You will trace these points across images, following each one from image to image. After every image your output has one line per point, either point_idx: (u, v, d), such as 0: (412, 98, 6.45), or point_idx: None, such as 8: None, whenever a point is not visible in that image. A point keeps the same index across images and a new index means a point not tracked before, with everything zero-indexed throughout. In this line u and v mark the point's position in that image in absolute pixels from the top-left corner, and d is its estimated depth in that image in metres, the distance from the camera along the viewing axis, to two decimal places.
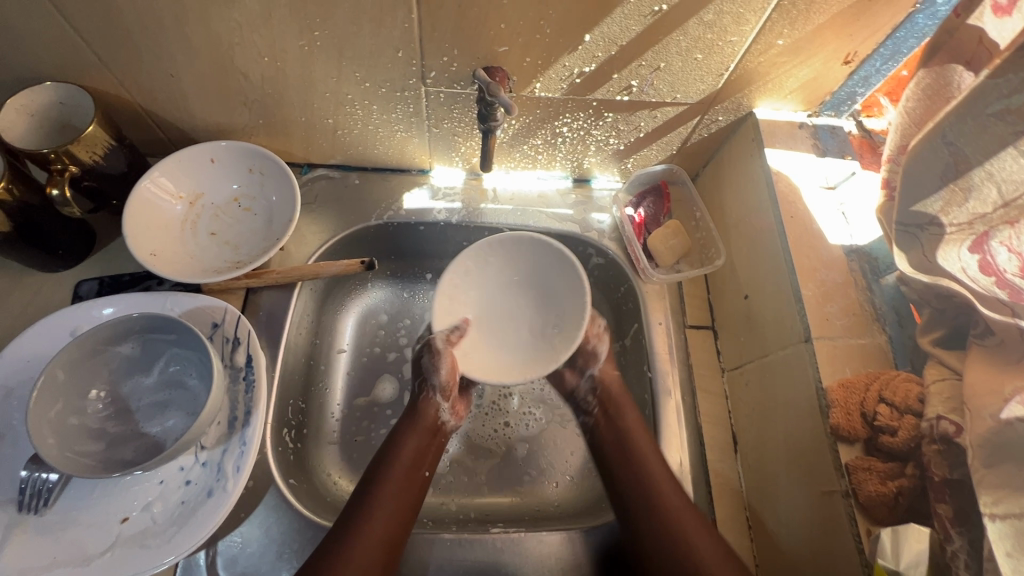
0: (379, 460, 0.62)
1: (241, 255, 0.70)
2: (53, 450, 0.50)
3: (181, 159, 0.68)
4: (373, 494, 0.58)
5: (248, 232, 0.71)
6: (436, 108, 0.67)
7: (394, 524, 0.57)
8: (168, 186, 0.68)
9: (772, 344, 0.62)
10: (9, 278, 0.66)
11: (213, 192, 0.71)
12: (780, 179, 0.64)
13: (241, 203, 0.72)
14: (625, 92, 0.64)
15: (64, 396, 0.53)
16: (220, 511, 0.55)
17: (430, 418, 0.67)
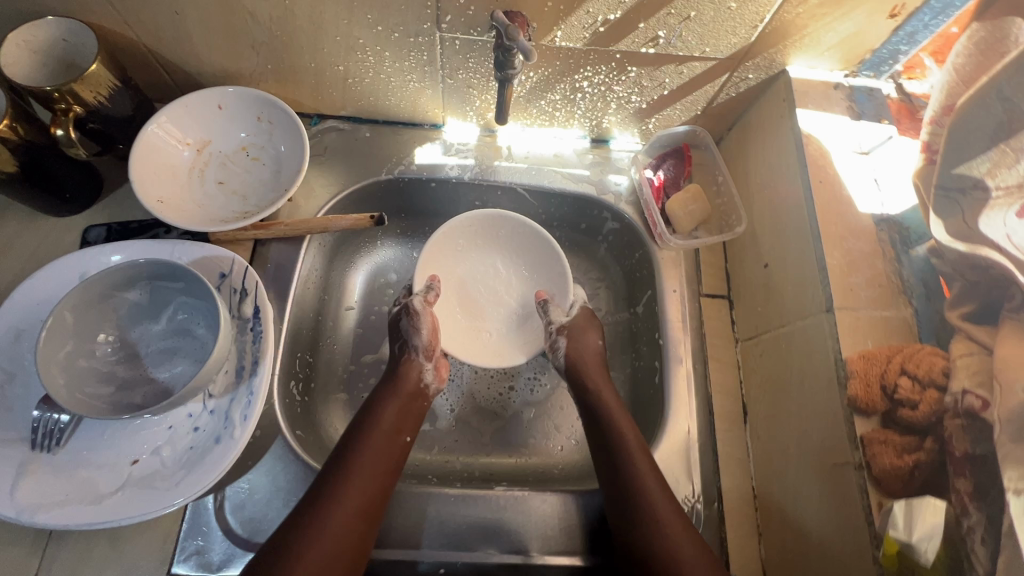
0: (358, 425, 0.61)
1: (249, 205, 0.69)
2: (61, 391, 0.50)
3: (188, 104, 0.67)
4: (354, 460, 0.57)
5: (256, 182, 0.70)
6: (452, 56, 0.64)
7: (372, 492, 0.56)
8: (174, 132, 0.67)
9: (791, 313, 0.60)
10: (21, 220, 0.66)
11: (221, 140, 0.70)
12: (810, 141, 0.61)
13: (249, 152, 0.70)
14: (651, 44, 0.61)
15: (73, 338, 0.53)
16: (228, 458, 0.55)
17: (411, 385, 0.66)
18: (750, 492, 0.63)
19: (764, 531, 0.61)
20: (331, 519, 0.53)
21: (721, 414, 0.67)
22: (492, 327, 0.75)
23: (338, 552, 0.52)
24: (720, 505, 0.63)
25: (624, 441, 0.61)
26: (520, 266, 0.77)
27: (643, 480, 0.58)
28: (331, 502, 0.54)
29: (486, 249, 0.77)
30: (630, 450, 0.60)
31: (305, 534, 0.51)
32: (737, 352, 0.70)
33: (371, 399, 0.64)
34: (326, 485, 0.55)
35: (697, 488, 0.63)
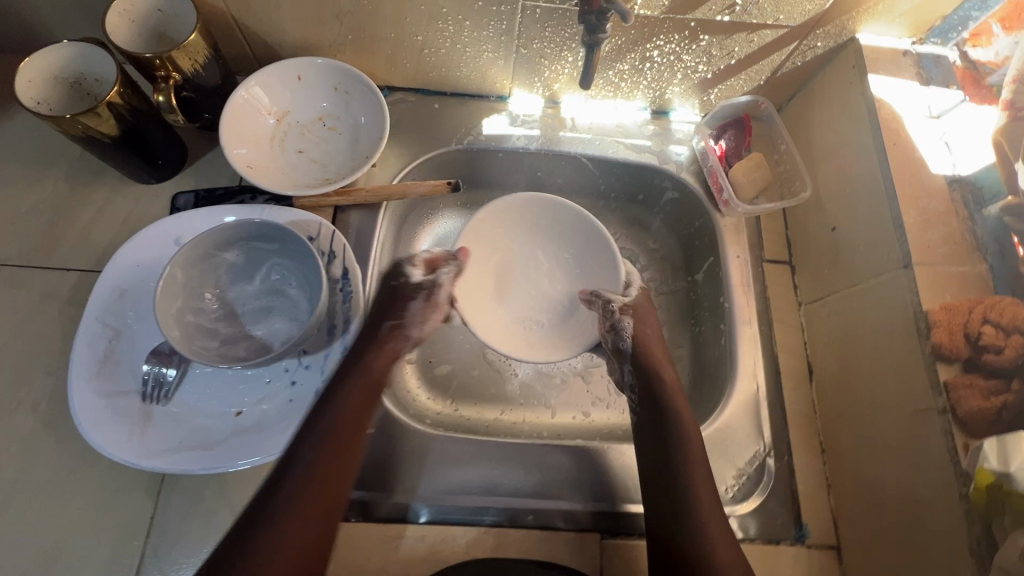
0: (323, 400, 0.58)
1: (329, 173, 0.71)
2: (179, 342, 0.54)
3: (270, 73, 0.68)
4: (313, 446, 0.54)
5: (334, 151, 0.72)
6: (530, 26, 0.65)
7: (331, 478, 0.54)
8: (257, 102, 0.69)
9: (862, 273, 0.62)
10: (112, 188, 0.68)
11: (299, 109, 0.72)
12: (883, 106, 0.63)
13: (325, 122, 0.72)
14: (727, 11, 0.62)
15: (182, 295, 0.56)
16: (330, 408, 0.58)
17: (380, 367, 0.62)
18: (818, 446, 0.66)
19: (834, 483, 0.64)
20: (301, 510, 0.51)
21: (788, 374, 0.69)
22: (531, 315, 0.75)
23: (304, 545, 0.50)
24: (791, 459, 0.65)
25: (686, 433, 0.62)
26: (568, 258, 0.77)
27: (698, 468, 0.60)
28: (303, 494, 0.52)
29: (538, 242, 0.77)
30: (685, 424, 0.63)
31: (261, 526, 0.50)
32: (801, 315, 0.72)
33: (336, 374, 0.60)
34: (284, 473, 0.53)
35: (768, 442, 0.65)
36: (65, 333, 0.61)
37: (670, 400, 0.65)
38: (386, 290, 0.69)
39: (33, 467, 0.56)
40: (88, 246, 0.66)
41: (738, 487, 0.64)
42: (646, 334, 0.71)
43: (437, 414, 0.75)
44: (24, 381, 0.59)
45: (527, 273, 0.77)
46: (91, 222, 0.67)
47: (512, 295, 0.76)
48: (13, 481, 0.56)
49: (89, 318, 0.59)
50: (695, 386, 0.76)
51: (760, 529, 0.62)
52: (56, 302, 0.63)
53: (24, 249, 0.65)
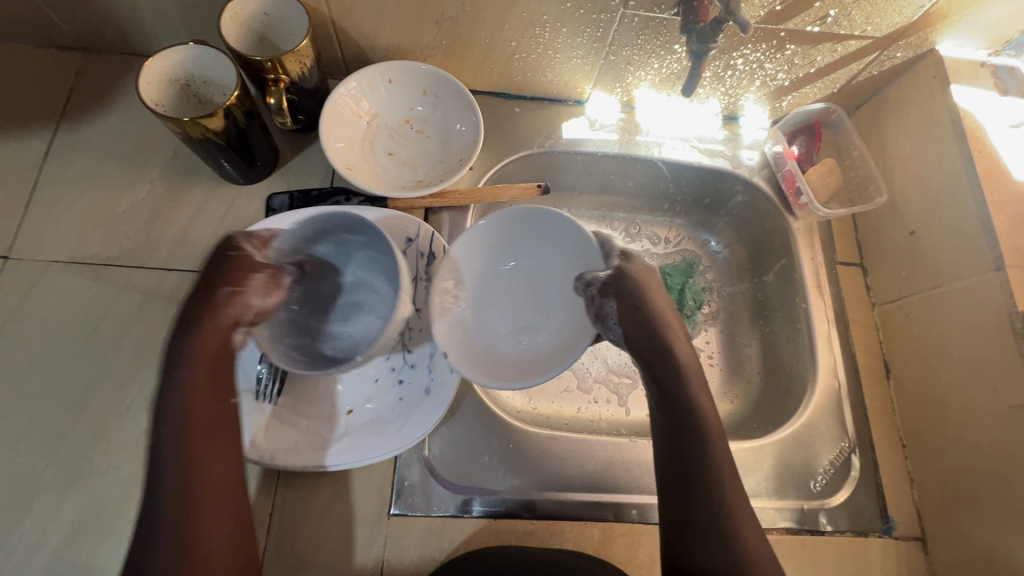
0: (166, 382, 0.50)
1: (419, 175, 0.72)
2: (263, 342, 0.55)
3: (364, 77, 0.70)
4: (172, 439, 0.47)
5: (423, 154, 0.73)
6: (625, 33, 0.67)
7: (215, 474, 0.48)
8: (351, 105, 0.70)
9: (948, 275, 0.65)
10: (206, 188, 0.69)
11: (388, 113, 0.73)
12: (966, 116, 0.66)
13: (413, 124, 0.73)
14: (819, 22, 0.64)
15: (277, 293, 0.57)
16: (442, 405, 0.58)
17: (208, 337, 0.51)
18: (899, 441, 0.68)
19: (916, 477, 0.66)
20: (197, 508, 0.46)
21: (867, 373, 0.71)
22: (528, 349, 0.63)
23: (217, 539, 0.46)
24: (874, 453, 0.68)
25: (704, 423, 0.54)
26: (538, 264, 0.66)
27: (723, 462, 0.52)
28: (196, 495, 0.46)
29: (502, 258, 0.66)
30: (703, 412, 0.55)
31: (153, 533, 0.44)
32: (876, 315, 0.74)
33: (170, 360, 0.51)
34: (155, 473, 0.46)
35: (852, 437, 0.68)
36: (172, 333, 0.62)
37: (684, 384, 0.56)
38: (218, 262, 0.56)
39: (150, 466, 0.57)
40: (186, 247, 0.66)
41: (826, 480, 0.66)
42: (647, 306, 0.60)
43: (519, 412, 0.77)
44: (137, 380, 0.60)
45: (506, 303, 0.66)
46: (188, 222, 0.67)
47: (500, 334, 0.64)
48: (130, 481, 0.56)
49: None
50: (769, 384, 0.78)
51: (849, 521, 0.64)
52: (160, 301, 0.63)
53: (124, 249, 0.65)
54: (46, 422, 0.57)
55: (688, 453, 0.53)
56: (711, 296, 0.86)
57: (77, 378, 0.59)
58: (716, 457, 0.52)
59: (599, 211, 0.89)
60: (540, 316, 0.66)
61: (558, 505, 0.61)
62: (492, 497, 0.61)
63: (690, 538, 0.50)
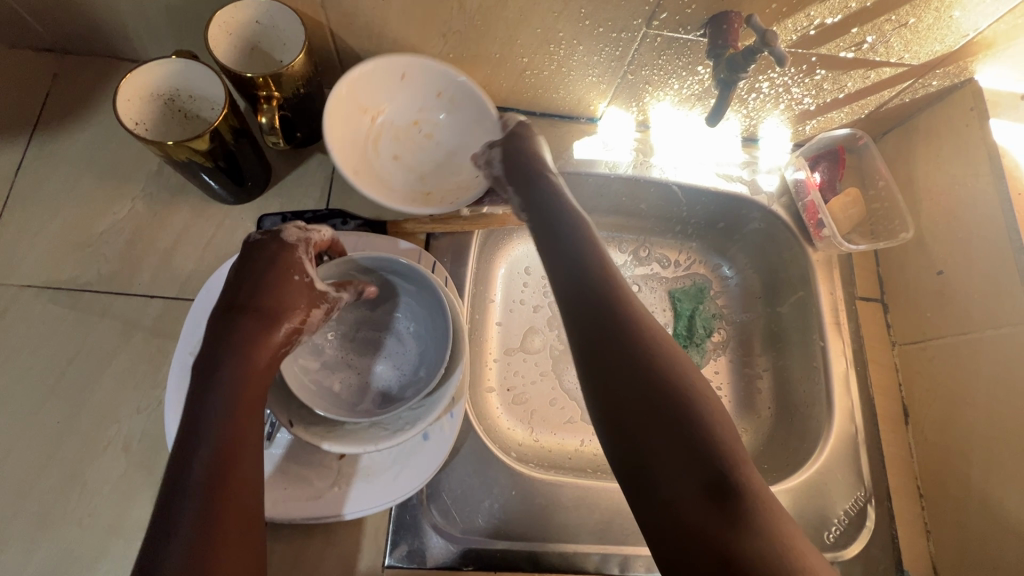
0: (204, 390, 0.42)
1: (428, 186, 0.68)
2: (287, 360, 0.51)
3: (376, 71, 0.62)
4: (204, 456, 0.40)
5: (431, 162, 0.69)
6: (645, 53, 0.63)
7: (234, 506, 0.39)
8: (359, 101, 0.63)
9: (976, 322, 0.62)
10: (193, 208, 0.64)
11: (395, 110, 0.67)
12: (1005, 154, 0.62)
13: (421, 128, 0.68)
14: (854, 48, 0.60)
15: None
16: (442, 454, 0.56)
17: (267, 358, 0.45)
18: (916, 491, 0.66)
19: (933, 528, 0.64)
20: (218, 555, 0.37)
21: (885, 417, 0.68)
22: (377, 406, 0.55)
23: None
24: (891, 503, 0.65)
25: (609, 275, 0.44)
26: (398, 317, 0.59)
27: (643, 315, 0.41)
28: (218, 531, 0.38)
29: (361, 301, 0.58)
30: (640, 314, 0.42)
31: None
32: (895, 356, 0.71)
33: (203, 379, 0.43)
34: (171, 505, 0.38)
35: (870, 486, 0.65)
36: (153, 367, 0.58)
37: (611, 283, 0.43)
38: (270, 271, 0.49)
39: (128, 514, 0.53)
40: (170, 272, 0.62)
41: (840, 532, 0.63)
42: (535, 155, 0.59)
43: (520, 447, 0.73)
44: (115, 420, 0.56)
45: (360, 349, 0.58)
46: (173, 245, 0.63)
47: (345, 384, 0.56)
48: (106, 531, 0.52)
49: (182, 353, 0.56)
50: (781, 423, 0.75)
51: None
52: (140, 332, 0.59)
53: (103, 274, 0.60)
54: (14, 465, 0.53)
55: (617, 358, 0.39)
56: (722, 322, 0.82)
57: (50, 417, 0.55)
58: (654, 347, 0.39)
59: (609, 232, 0.84)
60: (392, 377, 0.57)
61: (545, 547, 0.58)
62: (475, 541, 0.57)
63: (608, 408, 0.38)
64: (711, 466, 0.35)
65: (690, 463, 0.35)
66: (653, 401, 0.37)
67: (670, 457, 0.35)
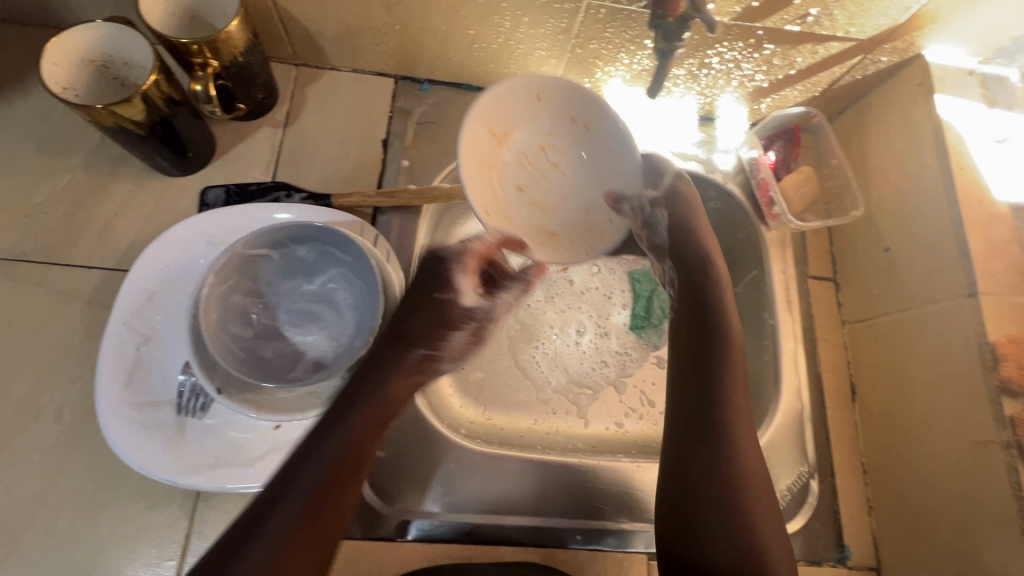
0: (350, 405, 0.53)
1: (555, 226, 0.59)
2: (212, 326, 0.51)
3: (507, 95, 0.56)
4: (323, 461, 0.49)
5: (557, 196, 0.60)
6: (591, 25, 0.62)
7: (327, 511, 0.48)
8: (487, 122, 0.56)
9: (918, 298, 0.61)
10: (135, 179, 0.64)
11: (523, 132, 0.59)
12: (947, 129, 0.61)
13: (549, 153, 0.60)
14: (798, 21, 0.60)
15: (235, 276, 0.53)
16: (376, 424, 0.56)
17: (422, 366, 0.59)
18: (860, 468, 0.66)
19: (876, 505, 0.64)
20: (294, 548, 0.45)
21: (831, 394, 0.68)
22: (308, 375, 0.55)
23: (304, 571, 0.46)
24: (833, 479, 0.65)
25: (732, 399, 0.57)
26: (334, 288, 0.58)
27: (739, 433, 0.55)
28: (309, 522, 0.47)
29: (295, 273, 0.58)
30: (738, 435, 0.55)
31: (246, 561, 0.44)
32: (845, 334, 0.71)
33: (349, 408, 0.53)
34: (280, 498, 0.47)
35: (813, 463, 0.64)
36: (87, 338, 0.57)
37: (727, 406, 0.56)
38: (416, 304, 0.59)
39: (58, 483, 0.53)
40: (110, 243, 0.61)
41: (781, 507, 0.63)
42: (685, 222, 0.66)
43: (471, 424, 0.75)
44: (48, 389, 0.55)
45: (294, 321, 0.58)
46: (113, 216, 0.62)
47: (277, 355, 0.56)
48: (38, 496, 0.53)
49: (117, 323, 0.56)
50: None
51: (802, 550, 0.62)
52: (77, 302, 0.58)
53: (40, 244, 0.60)
54: None
55: (706, 462, 0.53)
56: None
57: None
58: (739, 467, 0.53)
59: None
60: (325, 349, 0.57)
61: (539, 524, 0.59)
62: (463, 517, 0.59)
63: (680, 491, 0.53)
64: (741, 557, 0.49)
65: (733, 558, 0.49)
66: (725, 507, 0.51)
67: (726, 548, 0.50)
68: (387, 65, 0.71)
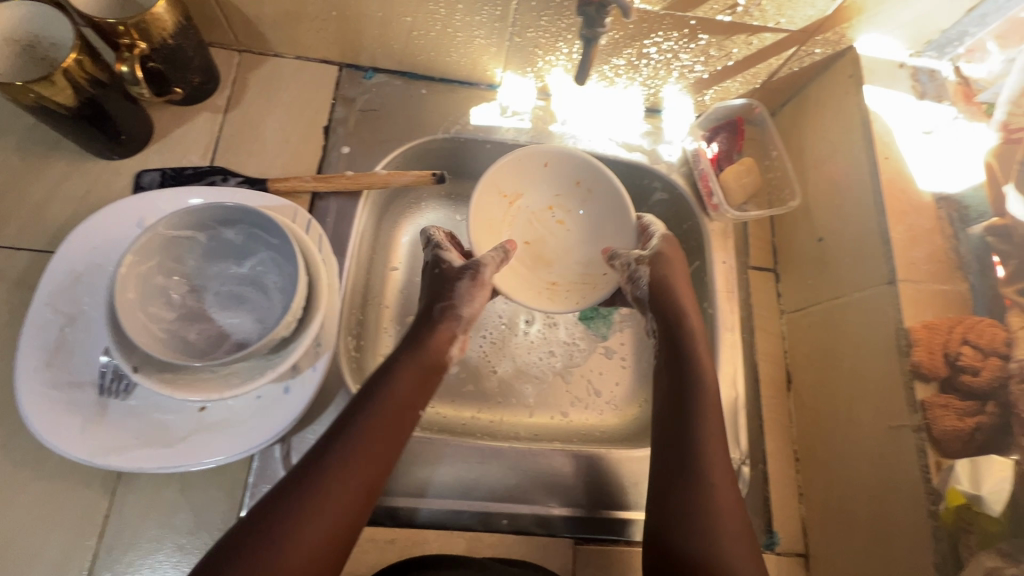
0: (361, 407, 0.52)
1: (555, 274, 0.72)
2: (131, 306, 0.50)
3: (520, 162, 0.69)
4: (341, 447, 0.49)
5: (563, 250, 0.73)
6: (525, 13, 0.63)
7: (348, 496, 0.47)
8: (502, 188, 0.70)
9: (846, 286, 0.62)
10: (68, 161, 0.63)
11: (533, 196, 0.73)
12: (874, 120, 0.62)
13: (555, 212, 0.73)
14: (728, 11, 0.60)
15: (158, 257, 0.53)
16: (300, 406, 0.56)
17: (439, 358, 0.59)
18: (793, 457, 0.66)
19: (806, 492, 0.64)
20: (293, 538, 0.43)
21: (767, 382, 0.69)
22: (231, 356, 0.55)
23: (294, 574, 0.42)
24: (765, 467, 0.65)
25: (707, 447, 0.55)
26: (262, 273, 0.59)
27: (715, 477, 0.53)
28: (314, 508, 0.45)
29: (224, 255, 0.58)
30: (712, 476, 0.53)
31: (246, 550, 0.42)
32: (783, 324, 0.72)
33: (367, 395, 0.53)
34: (296, 484, 0.46)
35: (745, 450, 0.64)
36: (12, 318, 0.57)
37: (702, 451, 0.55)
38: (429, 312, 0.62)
39: None
40: (40, 225, 0.61)
41: None
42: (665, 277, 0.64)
43: None
44: None
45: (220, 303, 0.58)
46: (44, 198, 0.62)
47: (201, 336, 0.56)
48: None
49: (40, 304, 0.55)
50: None
51: None
52: (3, 283, 0.58)
53: None
54: None
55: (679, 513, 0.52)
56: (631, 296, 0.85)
57: None
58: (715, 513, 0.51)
59: None
60: (250, 331, 0.57)
61: (485, 511, 0.60)
62: (430, 507, 0.60)
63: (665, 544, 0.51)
64: None
65: None
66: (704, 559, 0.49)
67: None
68: (330, 52, 0.72)
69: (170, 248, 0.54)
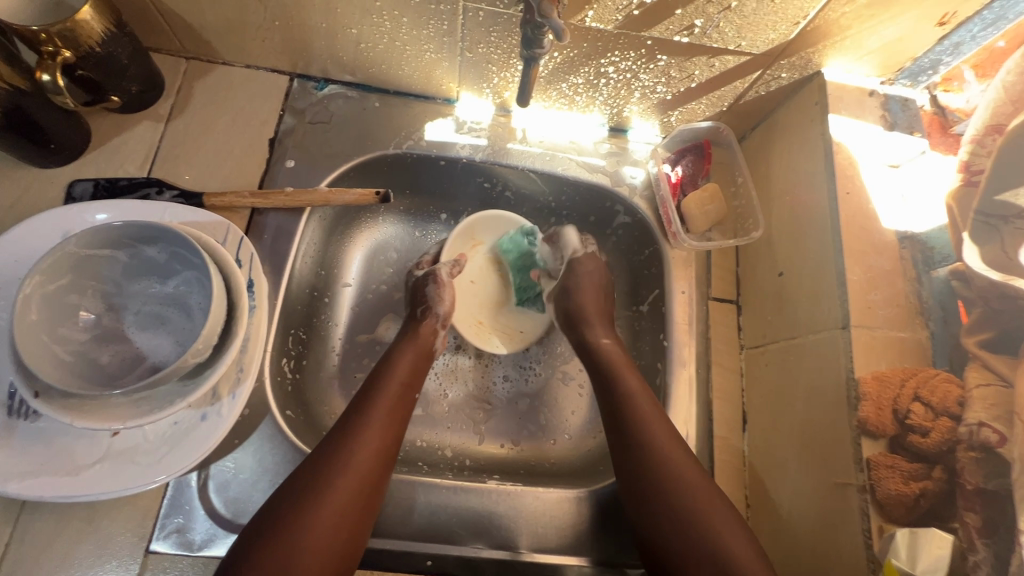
0: (366, 391, 0.59)
1: (483, 314, 0.78)
2: (32, 330, 0.46)
3: (494, 220, 0.76)
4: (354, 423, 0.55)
5: (497, 301, 0.79)
6: (473, 28, 0.59)
7: (369, 462, 0.53)
8: (470, 232, 0.76)
9: (802, 326, 0.59)
10: None
11: (490, 246, 0.79)
12: (839, 150, 0.59)
13: (501, 267, 0.80)
14: (685, 32, 0.57)
15: (70, 275, 0.50)
16: (215, 435, 0.53)
17: (430, 344, 0.67)
18: (742, 502, 0.62)
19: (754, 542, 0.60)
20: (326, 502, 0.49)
21: (721, 422, 0.65)
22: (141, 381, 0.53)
23: (331, 533, 0.48)
24: None
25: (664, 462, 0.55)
26: (186, 292, 0.56)
27: (682, 491, 0.52)
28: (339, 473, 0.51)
29: (143, 272, 0.55)
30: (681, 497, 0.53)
31: (281, 520, 0.47)
32: (742, 360, 0.68)
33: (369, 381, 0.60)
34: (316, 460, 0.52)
35: None
36: None
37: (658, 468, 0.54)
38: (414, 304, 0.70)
39: None
40: None
41: None
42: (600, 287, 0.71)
43: None
44: None
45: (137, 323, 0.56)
46: None
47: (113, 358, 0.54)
48: None
49: None
50: None
51: None
52: None
53: None
54: None
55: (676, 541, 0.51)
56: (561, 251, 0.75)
57: None
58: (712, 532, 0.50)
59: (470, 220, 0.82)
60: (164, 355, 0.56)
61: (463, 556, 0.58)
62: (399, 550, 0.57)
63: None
64: None
65: None
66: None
67: None
68: (279, 62, 0.69)
69: (83, 265, 0.50)
